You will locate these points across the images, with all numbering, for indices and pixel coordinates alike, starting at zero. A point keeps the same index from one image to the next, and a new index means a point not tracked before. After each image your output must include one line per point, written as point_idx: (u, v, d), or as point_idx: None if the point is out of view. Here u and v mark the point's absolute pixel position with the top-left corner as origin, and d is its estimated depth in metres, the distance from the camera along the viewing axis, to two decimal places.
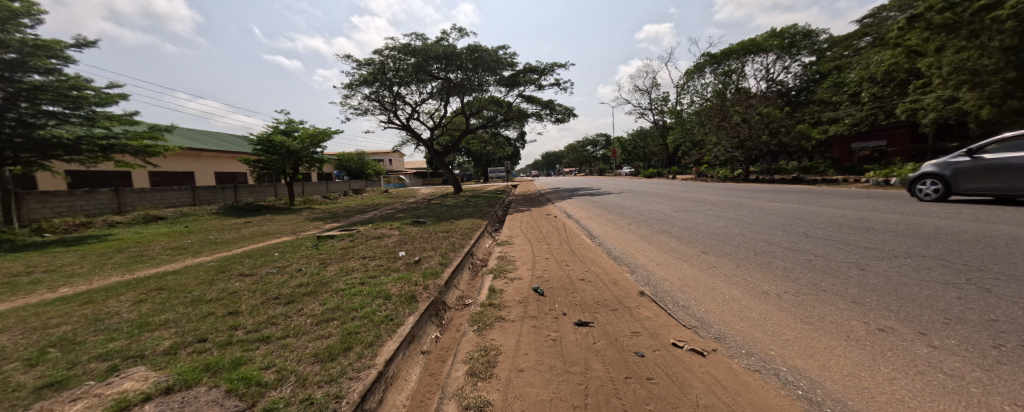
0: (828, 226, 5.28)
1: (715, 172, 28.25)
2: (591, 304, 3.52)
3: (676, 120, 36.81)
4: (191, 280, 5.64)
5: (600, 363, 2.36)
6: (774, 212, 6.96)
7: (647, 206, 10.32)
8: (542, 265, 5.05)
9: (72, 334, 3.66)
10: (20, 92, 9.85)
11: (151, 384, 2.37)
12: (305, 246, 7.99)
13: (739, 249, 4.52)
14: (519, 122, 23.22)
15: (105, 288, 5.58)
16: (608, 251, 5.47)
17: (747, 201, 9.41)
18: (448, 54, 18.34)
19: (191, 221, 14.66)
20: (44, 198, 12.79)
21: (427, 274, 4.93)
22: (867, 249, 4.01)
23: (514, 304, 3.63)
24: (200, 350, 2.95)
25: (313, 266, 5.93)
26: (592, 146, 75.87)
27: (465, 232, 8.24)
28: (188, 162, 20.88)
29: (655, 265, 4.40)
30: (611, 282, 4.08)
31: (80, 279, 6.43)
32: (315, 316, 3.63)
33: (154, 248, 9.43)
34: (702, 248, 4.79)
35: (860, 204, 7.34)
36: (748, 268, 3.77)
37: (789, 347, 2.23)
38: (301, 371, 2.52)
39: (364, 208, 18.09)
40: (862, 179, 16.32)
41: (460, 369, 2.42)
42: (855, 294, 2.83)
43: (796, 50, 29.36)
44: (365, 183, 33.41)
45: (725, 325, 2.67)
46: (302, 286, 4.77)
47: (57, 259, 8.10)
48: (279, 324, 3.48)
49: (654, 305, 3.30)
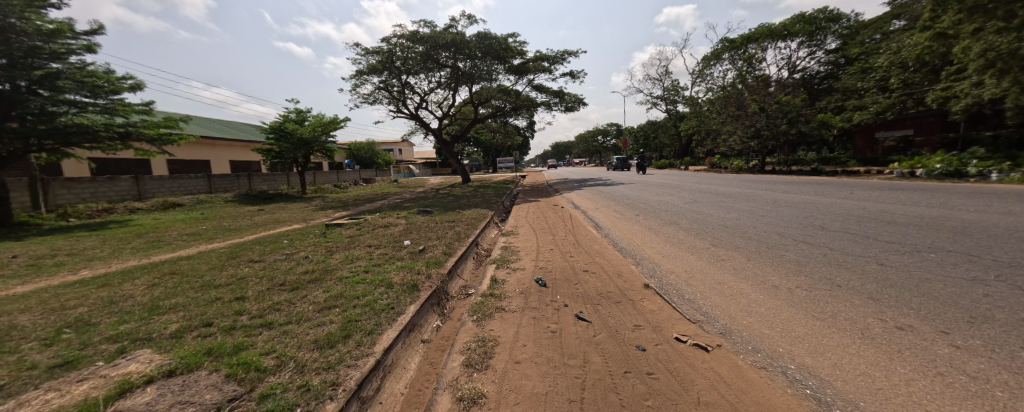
0: (847, 219, 5.04)
1: (729, 163, 27.64)
2: (593, 296, 3.47)
3: (690, 109, 35.87)
4: (203, 265, 5.79)
5: (599, 357, 2.30)
6: (790, 204, 6.69)
7: (656, 197, 10.11)
8: (546, 256, 4.98)
9: (88, 315, 3.81)
10: (43, 79, 10.22)
11: (155, 366, 2.41)
12: (314, 234, 8.11)
13: (750, 241, 4.38)
14: (529, 111, 22.90)
15: (122, 272, 5.79)
16: (614, 242, 5.37)
17: (761, 192, 9.12)
18: (457, 41, 18.04)
19: (207, 208, 15.08)
20: (69, 184, 13.29)
21: (431, 263, 4.95)
22: (886, 243, 3.80)
23: (516, 295, 3.58)
24: (205, 335, 3.01)
25: (320, 253, 6.01)
26: (603, 135, 74.52)
27: (470, 222, 8.20)
28: (203, 150, 21.37)
29: (662, 258, 4.26)
30: (616, 275, 4.00)
31: (100, 262, 6.68)
32: (319, 302, 3.67)
33: (172, 234, 9.75)
34: (711, 240, 4.66)
35: (884, 195, 6.98)
36: (757, 261, 3.64)
37: (799, 343, 2.10)
38: (301, 357, 2.54)
39: (373, 197, 18.26)
40: (886, 171, 15.70)
41: (457, 360, 2.38)
42: (871, 290, 2.69)
43: (822, 35, 27.86)
44: (375, 172, 33.73)
45: (732, 320, 2.54)
46: (307, 272, 4.85)
47: (80, 243, 8.41)
48: (283, 310, 3.53)
49: (658, 297, 3.23)
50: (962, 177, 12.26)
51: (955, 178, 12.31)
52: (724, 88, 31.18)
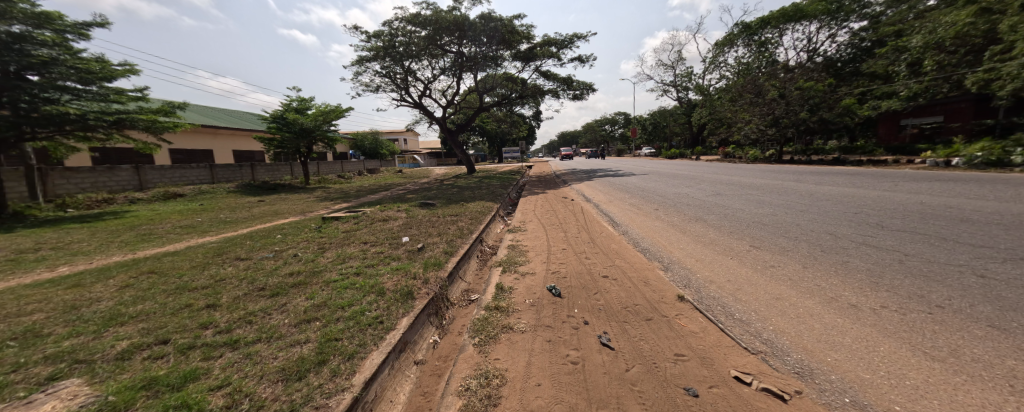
0: (907, 216, 4.37)
1: (744, 153, 26.68)
2: (618, 311, 2.92)
3: (703, 97, 34.66)
4: (185, 263, 5.33)
5: (638, 406, 1.75)
6: (830, 197, 6.00)
7: (674, 189, 9.40)
8: (559, 258, 4.42)
9: (41, 324, 3.34)
10: (34, 66, 9.70)
11: (74, 407, 1.91)
12: (309, 229, 7.64)
13: (799, 243, 3.75)
14: (536, 100, 22.08)
15: (100, 269, 5.38)
16: (635, 242, 4.78)
17: (789, 184, 8.42)
18: (460, 24, 17.23)
19: (208, 199, 14.80)
20: (68, 173, 13.04)
21: (430, 265, 4.43)
22: (973, 247, 3.16)
23: (525, 308, 3.03)
24: (156, 356, 2.52)
25: (311, 251, 5.51)
26: (610, 124, 73.10)
27: (475, 216, 7.63)
28: (205, 139, 21.03)
29: (695, 262, 3.66)
30: (641, 282, 3.43)
31: (82, 258, 6.29)
32: (297, 314, 3.17)
33: (165, 226, 9.36)
34: (749, 240, 4.07)
35: (937, 188, 6.21)
36: (816, 268, 3.04)
37: (925, 401, 1.51)
38: (258, 394, 2.03)
39: (377, 188, 17.81)
40: (917, 160, 14.75)
41: (452, 406, 1.84)
42: (990, 315, 2.07)
43: (845, 16, 26.28)
44: (379, 163, 33.36)
45: (810, 355, 1.96)
46: (293, 275, 4.35)
47: (68, 236, 8.04)
48: (255, 324, 3.02)
49: (699, 315, 2.67)
50: (1005, 166, 11.45)
51: (998, 167, 11.49)
52: (739, 74, 29.93)
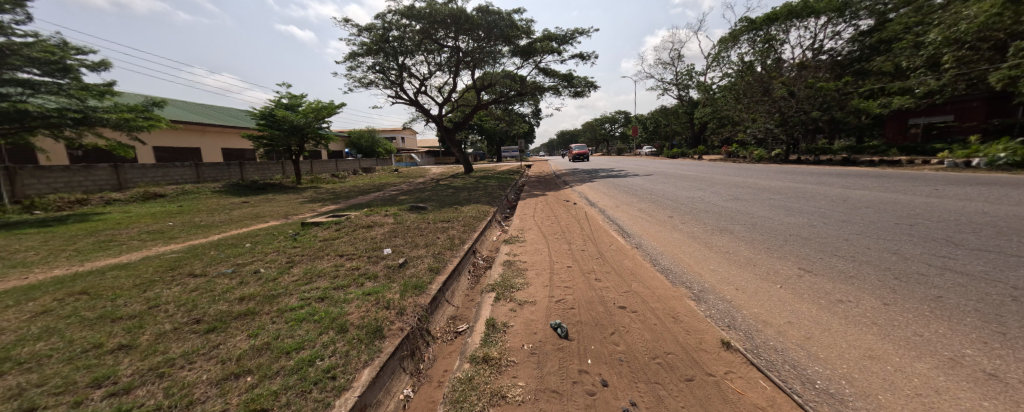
0: (979, 230, 3.67)
1: (748, 153, 26.07)
2: (647, 365, 2.18)
3: (706, 95, 33.90)
4: (129, 281, 4.56)
5: None
6: (870, 204, 5.30)
7: (685, 193, 8.66)
8: (564, 280, 3.69)
9: None
10: None
11: None
12: (285, 236, 6.89)
13: (861, 267, 3.04)
14: (535, 97, 21.38)
15: (28, 287, 4.58)
16: (652, 259, 4.05)
17: (811, 186, 7.76)
18: (457, 17, 16.45)
19: (190, 199, 14.01)
20: (38, 172, 12.18)
21: (409, 288, 3.68)
22: None
23: (522, 359, 2.30)
24: None
25: (276, 267, 4.76)
26: (610, 123, 72.26)
27: (469, 222, 6.89)
28: (191, 137, 20.14)
29: (735, 292, 2.93)
30: (669, 319, 2.71)
31: (19, 271, 5.49)
32: (226, 363, 2.43)
33: (131, 231, 8.57)
34: (796, 261, 3.36)
35: (989, 193, 5.50)
36: (903, 307, 2.33)
37: None
38: None
39: (370, 188, 17.02)
40: (935, 160, 14.09)
41: None
42: None
43: (854, 13, 25.59)
44: (374, 162, 32.51)
45: None
46: (244, 300, 3.60)
47: (17, 243, 7.21)
48: (165, 380, 2.27)
49: (761, 377, 1.93)
50: None
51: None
52: (743, 72, 29.27)
